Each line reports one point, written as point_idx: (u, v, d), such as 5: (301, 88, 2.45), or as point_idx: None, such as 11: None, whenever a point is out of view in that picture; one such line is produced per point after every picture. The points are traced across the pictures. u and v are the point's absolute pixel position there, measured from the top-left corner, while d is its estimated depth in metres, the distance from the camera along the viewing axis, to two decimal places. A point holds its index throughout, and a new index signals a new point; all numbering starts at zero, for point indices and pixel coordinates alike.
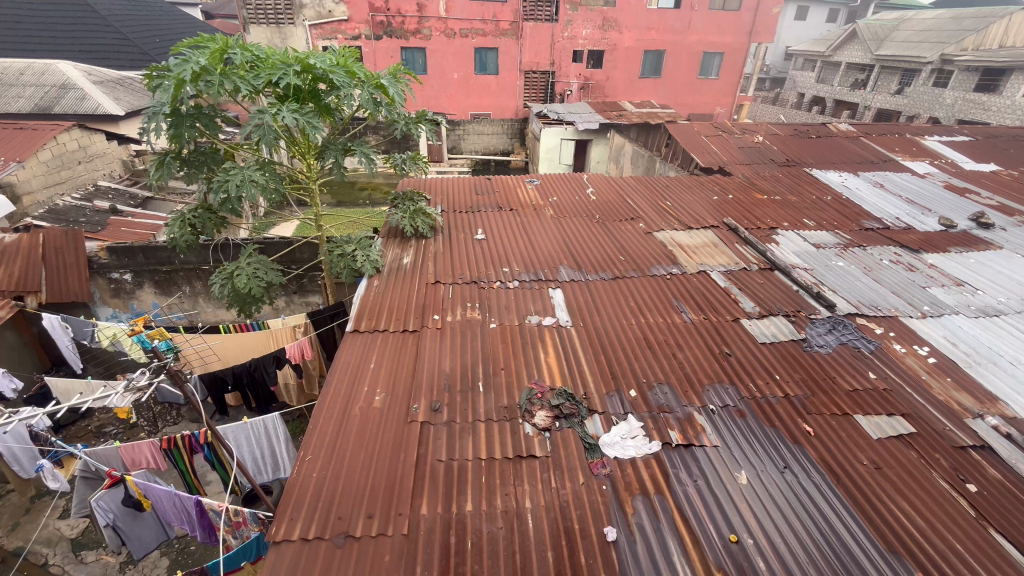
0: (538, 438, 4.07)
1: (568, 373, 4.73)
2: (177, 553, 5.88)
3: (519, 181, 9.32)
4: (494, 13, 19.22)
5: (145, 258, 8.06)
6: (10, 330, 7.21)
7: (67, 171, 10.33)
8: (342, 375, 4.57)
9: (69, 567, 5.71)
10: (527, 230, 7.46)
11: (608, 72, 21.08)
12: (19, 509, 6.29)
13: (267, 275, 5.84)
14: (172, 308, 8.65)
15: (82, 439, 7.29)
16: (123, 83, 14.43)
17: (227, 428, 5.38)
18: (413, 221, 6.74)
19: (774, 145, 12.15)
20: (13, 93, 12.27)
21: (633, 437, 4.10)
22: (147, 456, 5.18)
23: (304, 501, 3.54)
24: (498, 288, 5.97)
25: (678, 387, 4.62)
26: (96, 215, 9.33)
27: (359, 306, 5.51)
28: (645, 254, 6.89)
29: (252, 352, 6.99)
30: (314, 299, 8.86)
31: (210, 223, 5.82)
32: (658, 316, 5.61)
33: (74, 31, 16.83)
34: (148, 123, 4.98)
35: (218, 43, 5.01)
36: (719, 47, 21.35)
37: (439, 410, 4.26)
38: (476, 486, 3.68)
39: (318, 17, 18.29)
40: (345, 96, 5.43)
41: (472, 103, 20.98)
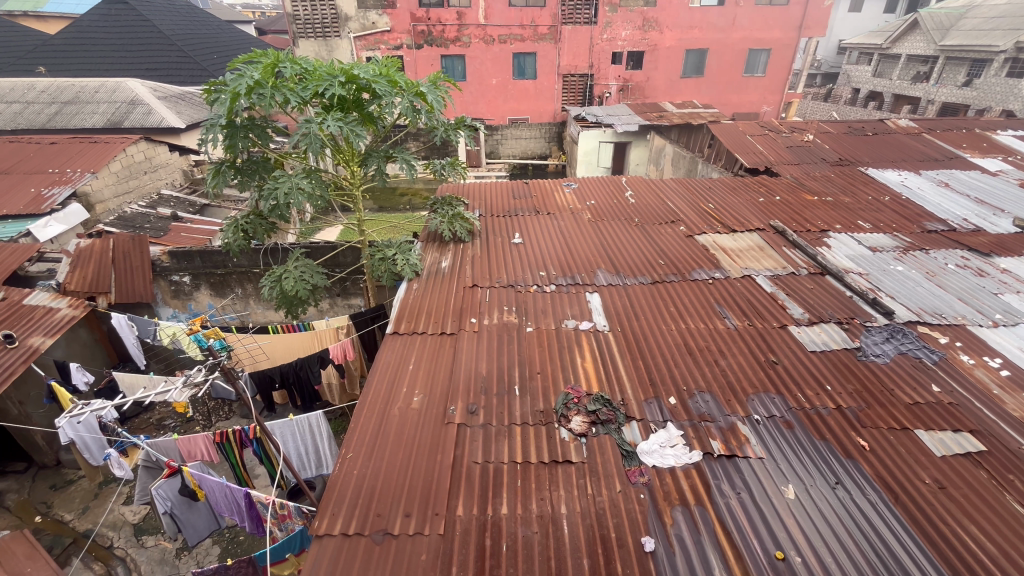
0: (574, 444, 4.04)
1: (605, 378, 4.68)
2: (228, 542, 6.20)
3: (556, 185, 9.31)
4: (533, 18, 19.31)
5: (202, 261, 8.58)
6: (83, 328, 7.78)
7: (134, 181, 11.12)
8: (383, 375, 4.69)
9: (131, 550, 6.11)
10: (565, 234, 7.44)
11: (649, 72, 20.74)
12: (88, 494, 6.77)
13: (312, 278, 6.07)
14: (226, 309, 9.15)
15: (144, 430, 7.79)
16: (185, 97, 15.40)
17: (274, 424, 5.63)
18: (451, 225, 6.83)
19: (825, 144, 11.59)
20: (89, 110, 13.32)
21: (672, 445, 4.01)
22: (202, 449, 5.49)
23: (344, 498, 3.65)
24: (535, 292, 5.98)
25: (721, 396, 4.48)
26: (159, 222, 9.98)
27: (399, 308, 5.66)
28: (686, 258, 6.72)
29: (298, 352, 7.28)
30: (357, 302, 9.16)
31: (261, 228, 6.11)
32: (699, 321, 5.46)
33: (142, 50, 18.14)
34: (206, 135, 5.28)
35: (269, 58, 5.27)
36: (765, 44, 20.60)
37: (476, 412, 4.30)
38: (511, 489, 3.68)
39: (363, 29, 18.94)
40: (386, 104, 5.60)
41: (510, 108, 21.12)
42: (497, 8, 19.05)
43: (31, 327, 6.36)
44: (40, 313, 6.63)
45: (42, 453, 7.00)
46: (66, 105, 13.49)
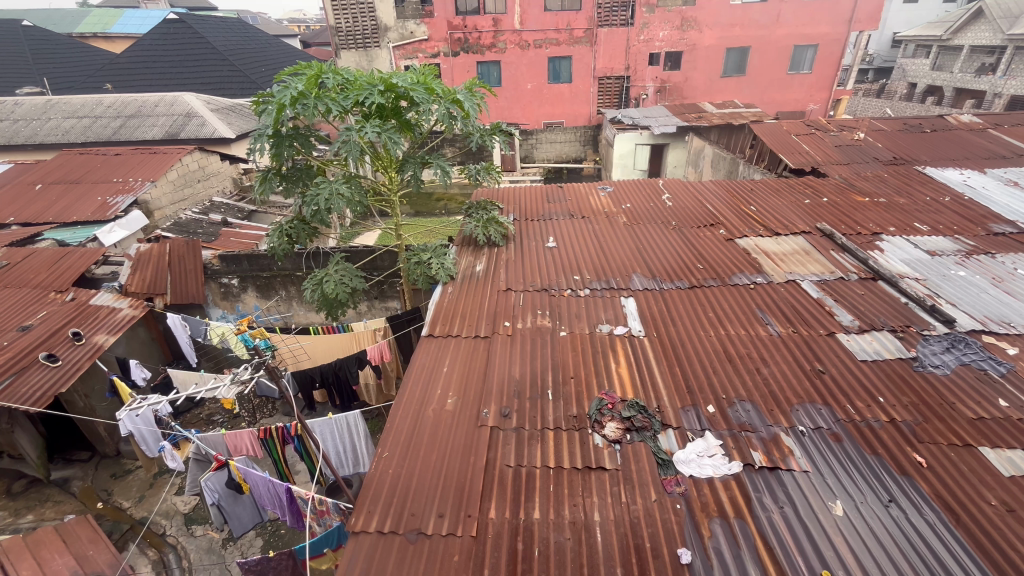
0: (607, 450, 3.99)
1: (640, 384, 4.60)
2: (270, 535, 6.45)
3: (591, 189, 9.23)
4: (568, 22, 19.28)
5: (250, 264, 9.02)
6: (141, 326, 8.29)
7: (189, 189, 11.79)
8: (417, 377, 4.77)
9: (182, 538, 6.46)
10: (599, 238, 7.37)
11: (687, 72, 20.30)
12: (144, 484, 7.18)
13: (352, 281, 6.25)
14: (270, 310, 9.55)
15: (195, 425, 8.22)
16: (235, 109, 16.22)
17: (315, 423, 5.81)
18: (486, 229, 6.90)
19: (877, 142, 11.01)
20: (149, 123, 14.21)
21: (710, 455, 3.90)
22: (247, 444, 5.72)
23: (380, 496, 3.73)
24: (569, 296, 5.95)
25: (762, 405, 4.32)
26: (211, 227, 10.52)
27: (434, 311, 5.75)
28: (726, 262, 6.53)
29: (337, 353, 7.51)
30: (394, 304, 9.37)
31: (304, 233, 6.34)
32: (740, 328, 5.29)
33: (197, 65, 19.22)
34: (254, 144, 5.55)
35: (313, 70, 5.49)
36: (812, 40, 19.77)
37: (509, 416, 4.32)
38: (544, 494, 3.67)
39: (401, 39, 19.48)
40: (423, 112, 5.71)
41: (546, 112, 21.15)
42: (533, 13, 19.15)
43: (96, 326, 6.83)
44: (105, 313, 7.11)
45: (104, 444, 7.48)
46: (129, 119, 14.45)
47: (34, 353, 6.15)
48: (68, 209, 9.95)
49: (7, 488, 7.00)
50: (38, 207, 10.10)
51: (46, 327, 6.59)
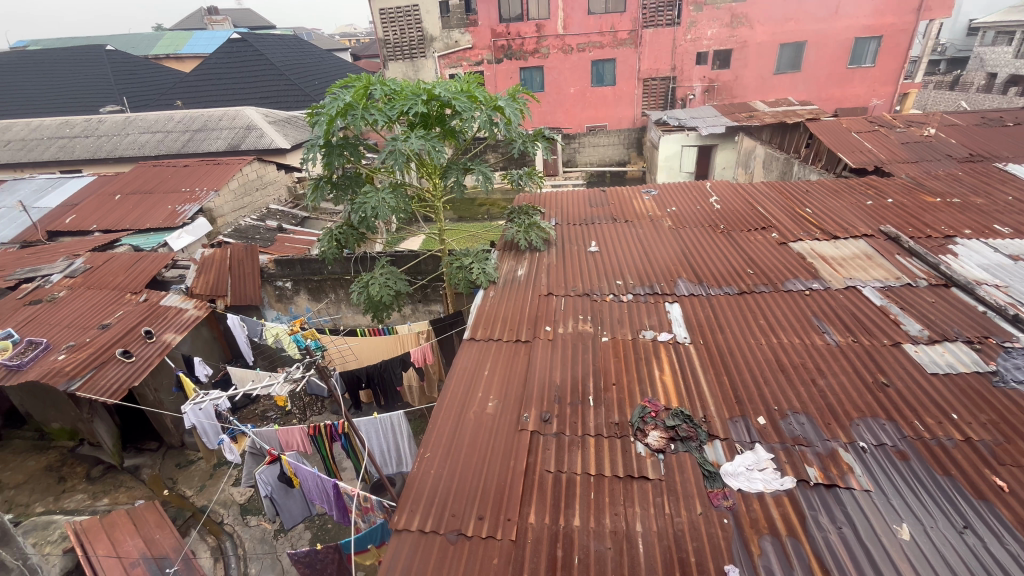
0: (650, 459, 3.89)
1: (684, 392, 4.48)
2: (317, 529, 6.75)
3: (635, 192, 9.06)
4: (612, 24, 19.10)
5: (302, 269, 9.47)
6: (205, 326, 8.83)
7: (248, 198, 12.53)
8: (459, 380, 4.84)
9: (238, 527, 6.83)
10: (643, 242, 7.24)
11: (737, 71, 19.59)
12: (205, 474, 7.64)
13: (396, 284, 6.43)
14: (321, 312, 9.97)
15: (251, 420, 8.68)
16: (291, 120, 17.10)
17: (361, 421, 6.00)
18: (528, 234, 6.89)
19: (950, 138, 10.20)
20: (214, 136, 15.23)
21: (761, 469, 3.74)
22: (297, 440, 5.99)
23: (422, 496, 3.82)
24: (611, 301, 5.87)
25: (818, 419, 4.09)
26: (268, 233, 11.12)
27: (476, 315, 5.83)
28: (778, 267, 6.24)
29: (382, 354, 7.73)
30: (437, 308, 9.56)
31: (352, 238, 6.57)
32: (794, 336, 5.03)
33: (257, 81, 20.42)
34: (308, 154, 5.84)
35: (362, 82, 5.69)
36: (875, 31, 18.58)
37: (550, 421, 4.30)
38: (584, 501, 3.62)
39: (446, 48, 20.07)
40: (466, 119, 5.79)
41: (589, 116, 21.03)
42: (576, 17, 19.12)
43: (165, 325, 7.36)
44: (173, 313, 7.65)
45: (170, 435, 8.00)
46: (196, 132, 15.52)
47: (112, 350, 6.70)
48: (142, 217, 10.80)
49: (86, 473, 7.62)
50: (117, 216, 11.01)
51: (122, 326, 7.16)
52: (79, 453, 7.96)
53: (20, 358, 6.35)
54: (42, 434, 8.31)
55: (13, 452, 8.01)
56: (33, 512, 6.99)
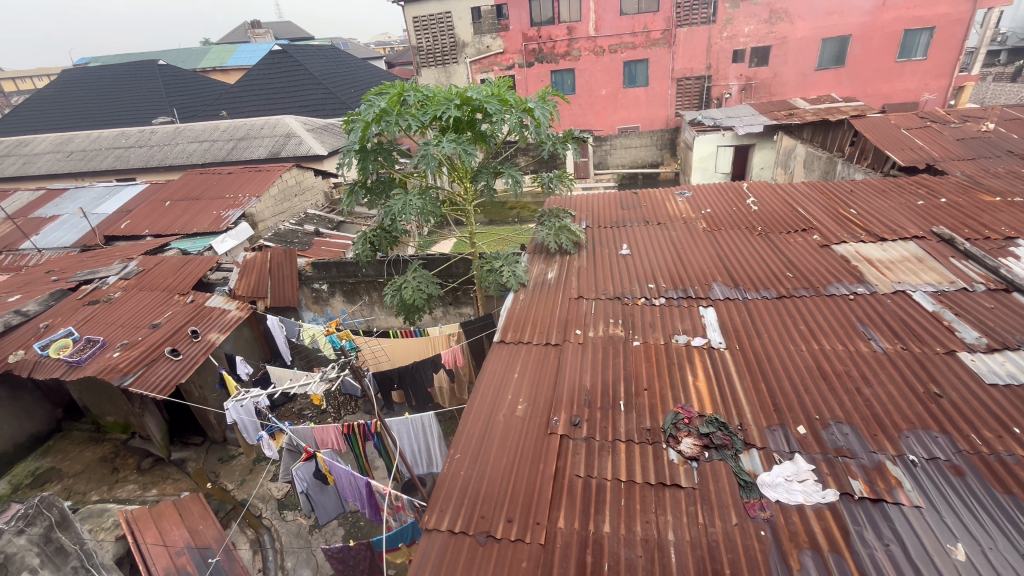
0: (683, 467, 3.80)
1: (719, 398, 4.36)
2: (350, 526, 6.92)
3: (668, 194, 8.89)
4: (645, 25, 18.86)
5: (338, 271, 9.74)
6: (247, 326, 9.18)
7: (288, 203, 13.01)
8: (489, 383, 4.87)
9: (275, 521, 7.07)
10: (677, 245, 7.08)
11: (776, 68, 18.98)
12: (245, 469, 7.94)
13: (428, 287, 6.52)
14: (355, 314, 10.25)
15: (288, 418, 8.97)
16: (328, 128, 17.66)
17: (393, 421, 6.10)
18: (558, 237, 6.85)
19: (1011, 134, 9.57)
20: (256, 144, 15.88)
21: (801, 481, 3.59)
22: (332, 438, 6.11)
23: (452, 495, 3.86)
24: (643, 305, 5.78)
25: (864, 429, 3.90)
26: (306, 237, 11.49)
27: (506, 317, 5.85)
28: (820, 271, 6.01)
29: (413, 355, 7.85)
30: (467, 310, 9.65)
31: (385, 242, 6.70)
32: (837, 343, 4.82)
33: (297, 90, 21.17)
34: (344, 160, 6.02)
35: (396, 89, 5.81)
36: (927, 22, 17.60)
37: (580, 425, 4.26)
38: (615, 507, 3.57)
39: (478, 54, 20.45)
40: (497, 122, 5.83)
41: (620, 117, 20.83)
42: (608, 19, 19.02)
43: (210, 325, 7.70)
44: (217, 313, 7.99)
45: (213, 430, 8.35)
46: (240, 141, 16.22)
47: (161, 348, 7.07)
48: (190, 221, 11.35)
49: (137, 464, 8.04)
50: (167, 221, 11.61)
51: (171, 325, 7.54)
52: (130, 446, 8.40)
53: (79, 355, 6.82)
54: (97, 426, 8.83)
55: (72, 443, 8.54)
56: (89, 500, 7.43)
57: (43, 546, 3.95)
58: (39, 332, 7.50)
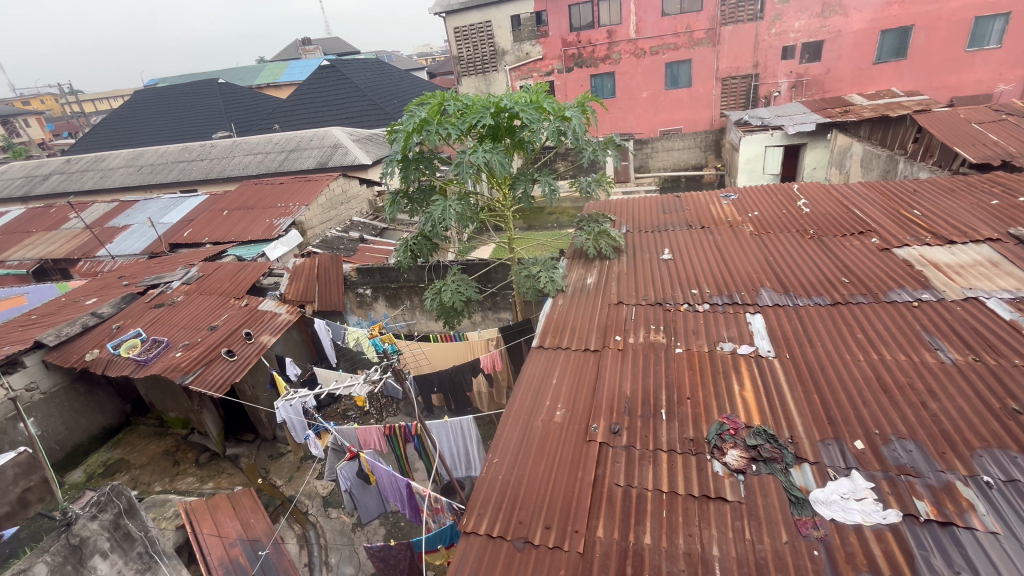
0: (729, 480, 3.66)
1: (767, 409, 4.18)
2: (391, 525, 7.13)
3: (712, 197, 8.65)
4: (688, 24, 18.47)
5: (381, 276, 10.06)
6: (295, 329, 9.54)
7: (334, 211, 13.56)
8: (527, 388, 4.87)
9: (320, 518, 7.33)
10: (722, 249, 6.86)
11: (830, 63, 18.08)
12: (293, 466, 8.27)
13: (467, 292, 6.61)
14: (397, 318, 10.52)
15: (333, 418, 9.27)
16: (373, 138, 18.27)
17: (432, 424, 6.22)
18: (597, 242, 6.78)
19: None
20: (306, 155, 16.63)
21: (858, 499, 3.39)
22: (375, 439, 6.27)
23: (490, 499, 3.89)
24: (685, 311, 5.63)
25: (930, 446, 3.63)
26: (351, 243, 11.90)
27: (544, 322, 5.85)
28: (879, 276, 5.66)
29: (453, 359, 7.97)
30: (506, 315, 9.70)
31: (425, 248, 6.84)
32: (898, 352, 4.52)
33: (344, 102, 22.04)
34: (386, 169, 6.21)
35: (436, 98, 5.93)
36: (1002, 7, 16.20)
37: (619, 433, 4.18)
38: (656, 519, 3.48)
39: (518, 61, 20.75)
40: (535, 129, 5.86)
41: (662, 119, 20.42)
42: (649, 20, 18.78)
43: (262, 327, 8.10)
44: (268, 316, 8.39)
45: (264, 428, 8.75)
46: (291, 153, 17.04)
47: (217, 349, 7.50)
48: (245, 229, 12.01)
49: (196, 458, 8.56)
50: (225, 229, 12.33)
51: (227, 327, 7.99)
52: (190, 441, 8.96)
53: (146, 355, 7.37)
54: (161, 421, 9.46)
55: (138, 437, 9.17)
56: (152, 490, 7.96)
57: (113, 533, 4.26)
58: (112, 333, 8.12)
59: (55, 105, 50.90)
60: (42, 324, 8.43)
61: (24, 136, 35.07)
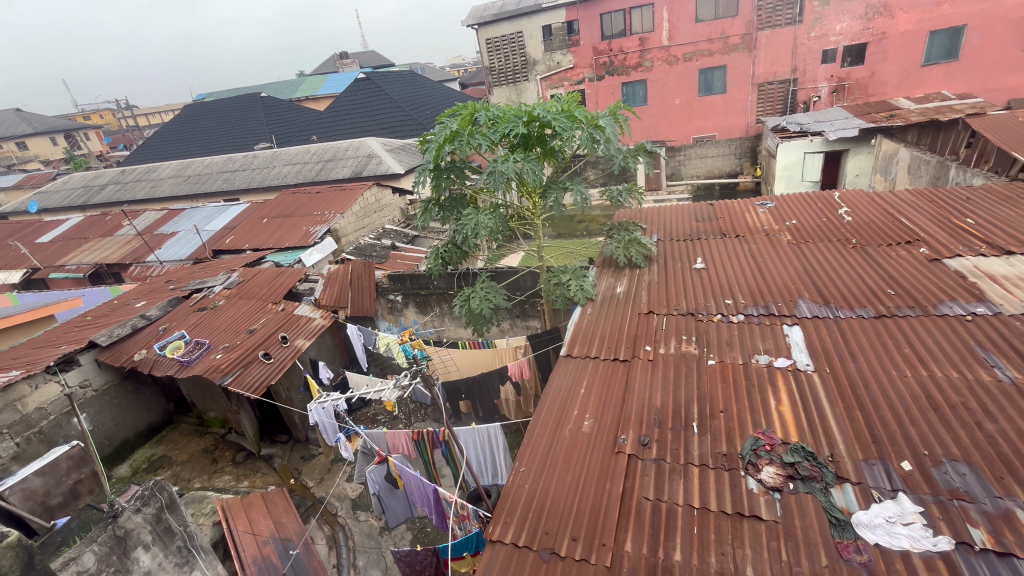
0: (764, 498, 3.53)
1: (806, 426, 4.01)
2: (417, 531, 7.18)
3: (747, 205, 8.43)
4: (723, 30, 18.17)
5: (412, 284, 10.21)
6: (328, 334, 9.76)
7: (368, 219, 13.93)
8: (555, 397, 4.85)
9: (349, 520, 7.45)
10: (757, 259, 6.66)
11: (873, 66, 17.41)
12: (324, 467, 8.45)
13: (496, 300, 6.62)
14: (427, 324, 10.65)
15: (364, 422, 9.45)
16: (406, 148, 18.69)
17: (460, 431, 6.26)
18: (627, 251, 6.69)
19: None
20: (342, 165, 17.15)
21: (905, 524, 3.20)
22: (403, 444, 6.34)
23: (516, 508, 3.87)
24: (718, 321, 5.48)
25: (986, 470, 3.40)
26: (383, 251, 12.15)
27: (573, 331, 5.81)
28: (928, 288, 5.38)
29: (482, 366, 7.98)
30: (534, 323, 9.70)
31: (455, 256, 6.92)
32: (951, 369, 4.26)
33: (379, 113, 22.64)
34: (418, 178, 6.33)
35: (468, 109, 6.02)
36: None
37: (649, 445, 4.09)
38: (687, 536, 3.38)
39: (549, 70, 20.93)
40: (566, 138, 5.86)
41: (695, 126, 20.09)
42: (682, 27, 18.58)
43: (298, 332, 8.36)
44: (303, 321, 8.64)
45: (297, 430, 8.98)
46: (327, 163, 17.60)
47: (255, 352, 7.76)
48: (283, 237, 12.44)
49: (233, 457, 8.86)
50: (265, 236, 12.81)
51: (265, 331, 8.28)
52: (227, 440, 9.28)
53: (190, 355, 7.72)
54: (201, 420, 9.85)
55: (180, 435, 9.57)
56: (192, 486, 8.27)
57: (156, 526, 4.44)
58: (159, 334, 8.54)
59: (114, 119, 54.33)
60: (96, 325, 8.94)
61: (85, 149, 37.57)
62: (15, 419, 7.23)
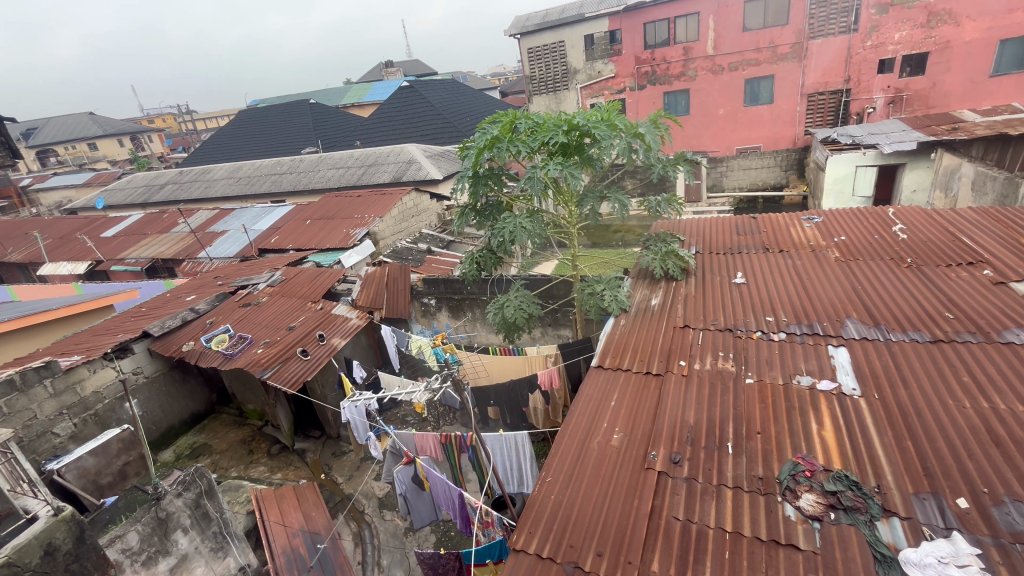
0: (803, 526, 3.36)
1: (851, 453, 3.80)
2: (441, 533, 7.23)
3: (792, 219, 8.12)
4: (772, 39, 17.69)
5: (446, 288, 10.36)
6: (363, 334, 9.99)
7: (406, 223, 14.24)
8: (585, 408, 4.78)
9: (376, 519, 7.57)
10: (802, 275, 6.39)
11: (935, 77, 16.52)
12: (353, 465, 8.61)
13: (529, 307, 6.61)
14: (459, 329, 10.79)
15: (394, 422, 9.61)
16: (445, 154, 19.02)
17: (488, 436, 6.25)
18: (664, 263, 6.56)
19: None
20: (383, 169, 17.61)
21: (959, 565, 2.98)
22: (430, 446, 6.38)
23: (541, 518, 3.83)
24: (758, 339, 5.29)
25: None
26: (419, 254, 12.36)
27: (605, 343, 5.72)
28: (991, 312, 5.01)
29: (511, 373, 7.97)
30: (565, 332, 9.64)
31: (490, 262, 6.95)
32: (1015, 401, 3.95)
33: (421, 119, 23.15)
34: (457, 184, 6.41)
35: (508, 117, 6.08)
36: None
37: (680, 463, 3.97)
38: (718, 560, 3.25)
39: (589, 79, 20.96)
40: (605, 147, 5.80)
41: (739, 137, 19.55)
42: (729, 36, 18.20)
43: (334, 330, 8.61)
44: (340, 320, 8.88)
45: (330, 426, 9.20)
46: (370, 167, 18.10)
47: (294, 348, 8.03)
48: (324, 238, 12.85)
49: (268, 449, 9.15)
50: (308, 237, 13.26)
51: (304, 328, 8.57)
52: (264, 432, 9.59)
53: (233, 349, 8.04)
54: (241, 412, 10.24)
55: (221, 425, 9.97)
56: (229, 475, 8.59)
57: (194, 511, 4.63)
58: (206, 327, 8.97)
59: (175, 123, 57.72)
60: (150, 316, 9.45)
61: (149, 151, 40.06)
62: (74, 400, 7.70)
